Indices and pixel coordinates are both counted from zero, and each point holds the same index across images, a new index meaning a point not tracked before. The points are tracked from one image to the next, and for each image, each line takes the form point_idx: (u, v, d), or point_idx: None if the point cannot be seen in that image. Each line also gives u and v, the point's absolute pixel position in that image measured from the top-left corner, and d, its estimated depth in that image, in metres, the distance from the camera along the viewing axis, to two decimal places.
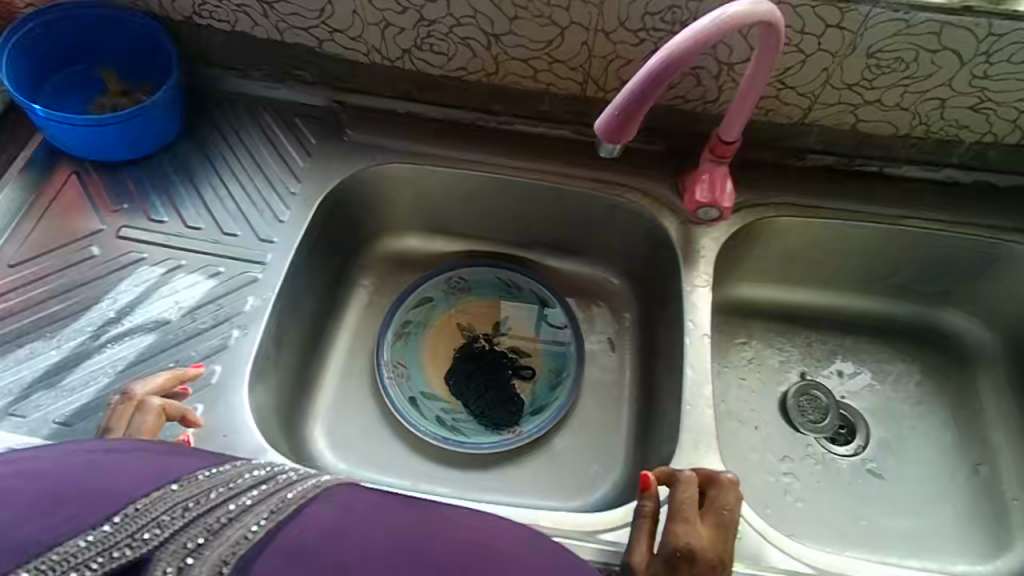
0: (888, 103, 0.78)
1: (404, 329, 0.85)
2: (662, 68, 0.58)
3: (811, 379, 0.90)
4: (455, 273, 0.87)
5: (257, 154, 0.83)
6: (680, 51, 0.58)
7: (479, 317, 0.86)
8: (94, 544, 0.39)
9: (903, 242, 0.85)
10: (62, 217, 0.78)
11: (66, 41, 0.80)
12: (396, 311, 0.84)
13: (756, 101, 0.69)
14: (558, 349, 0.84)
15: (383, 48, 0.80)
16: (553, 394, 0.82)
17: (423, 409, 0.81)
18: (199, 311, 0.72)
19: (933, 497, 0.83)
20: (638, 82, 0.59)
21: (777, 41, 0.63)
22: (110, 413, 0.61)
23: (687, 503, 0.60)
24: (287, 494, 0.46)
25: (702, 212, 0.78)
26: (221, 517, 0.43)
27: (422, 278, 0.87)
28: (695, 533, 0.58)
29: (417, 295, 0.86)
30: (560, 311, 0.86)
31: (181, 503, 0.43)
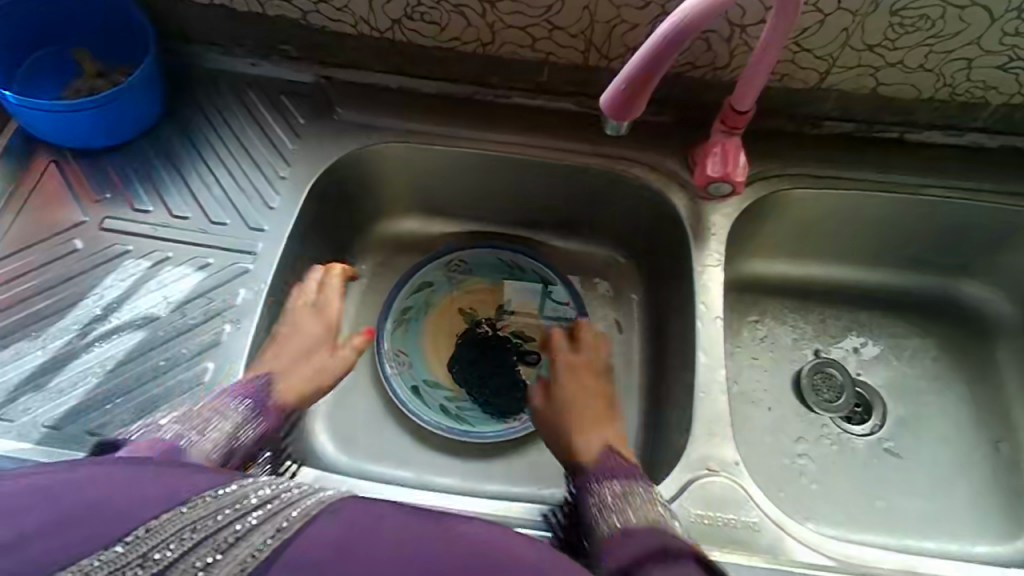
0: (911, 65, 0.73)
1: (403, 316, 0.82)
2: (673, 36, 0.53)
3: (825, 357, 0.87)
4: (455, 255, 0.84)
5: (243, 136, 0.79)
6: (693, 16, 0.53)
7: (482, 300, 0.83)
8: (105, 565, 0.38)
9: (923, 212, 0.81)
10: (42, 209, 0.74)
11: (36, 20, 0.75)
12: (394, 298, 0.82)
13: (772, 65, 0.64)
14: (564, 331, 0.82)
15: (370, 18, 0.75)
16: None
17: (426, 398, 0.78)
18: (189, 306, 0.69)
19: (951, 476, 0.81)
20: (647, 54, 0.54)
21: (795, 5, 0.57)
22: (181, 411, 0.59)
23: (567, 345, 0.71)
24: (293, 511, 0.43)
25: (713, 188, 0.74)
26: (228, 535, 0.41)
27: (420, 261, 0.84)
28: (574, 365, 0.70)
29: (416, 281, 0.83)
30: (563, 289, 0.83)
31: (189, 525, 0.41)
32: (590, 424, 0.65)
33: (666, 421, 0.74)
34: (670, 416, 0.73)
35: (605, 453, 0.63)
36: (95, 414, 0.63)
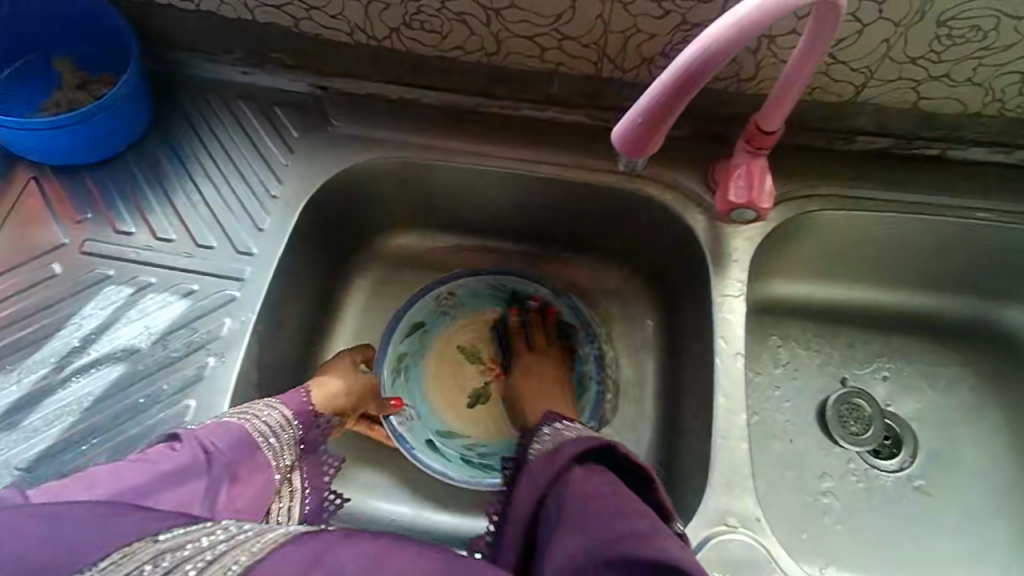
0: (958, 78, 0.66)
1: (399, 363, 0.77)
2: (694, 69, 0.47)
3: (854, 386, 0.82)
4: (444, 290, 0.79)
5: (233, 150, 0.75)
6: (718, 44, 0.47)
7: (480, 337, 0.79)
8: None
9: (964, 234, 0.75)
10: (19, 231, 0.70)
11: (15, 27, 0.71)
12: (388, 346, 0.77)
13: (799, 93, 0.59)
14: (574, 356, 0.78)
15: (367, 26, 0.69)
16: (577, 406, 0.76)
17: (443, 449, 0.74)
18: (172, 338, 0.65)
19: (988, 517, 0.76)
20: (665, 87, 0.48)
21: (829, 30, 0.52)
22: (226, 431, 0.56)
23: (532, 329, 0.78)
24: (263, 537, 0.42)
25: (736, 213, 0.68)
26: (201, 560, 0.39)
27: (406, 302, 0.79)
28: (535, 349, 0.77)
29: (407, 323, 0.78)
30: (569, 313, 0.79)
31: (162, 553, 0.39)
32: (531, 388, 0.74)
33: (682, 461, 0.69)
34: (685, 455, 0.68)
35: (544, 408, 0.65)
36: (71, 455, 0.60)
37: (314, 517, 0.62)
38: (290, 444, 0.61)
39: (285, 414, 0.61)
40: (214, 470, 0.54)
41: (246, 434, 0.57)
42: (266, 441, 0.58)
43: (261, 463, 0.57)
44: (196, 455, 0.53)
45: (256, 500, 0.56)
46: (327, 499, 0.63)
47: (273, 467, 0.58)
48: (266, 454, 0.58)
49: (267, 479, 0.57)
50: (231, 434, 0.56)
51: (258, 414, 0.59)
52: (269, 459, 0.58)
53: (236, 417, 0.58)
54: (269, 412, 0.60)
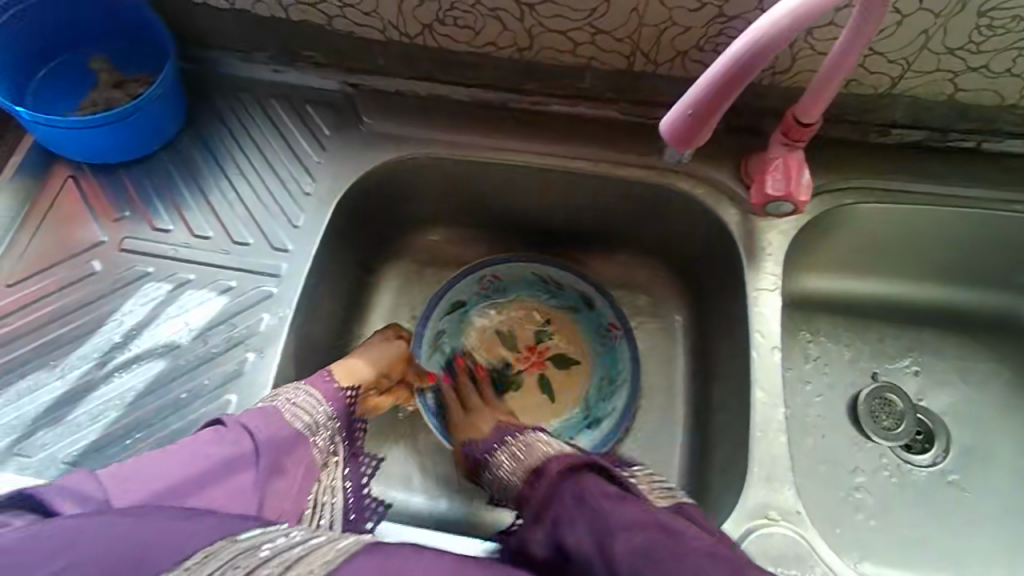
0: (997, 69, 0.66)
1: (437, 342, 0.78)
2: (744, 62, 0.47)
3: (885, 381, 0.81)
4: (488, 273, 0.79)
5: (266, 148, 0.75)
6: (769, 37, 0.46)
7: (518, 324, 0.80)
8: None
9: (998, 227, 0.74)
10: (58, 229, 0.71)
11: (52, 28, 0.72)
12: (427, 322, 0.77)
13: (837, 88, 0.59)
14: (609, 354, 0.77)
15: (400, 23, 0.70)
16: (608, 405, 0.75)
17: None
18: (211, 333, 0.66)
19: (1023, 512, 0.75)
20: (714, 80, 0.49)
21: (874, 24, 0.52)
22: (255, 411, 0.57)
23: (464, 379, 0.74)
24: (333, 547, 0.45)
25: (772, 207, 0.67)
26: (282, 560, 0.42)
27: (450, 279, 0.79)
28: (477, 396, 0.72)
29: (449, 303, 0.78)
30: (607, 309, 0.78)
31: (237, 556, 0.41)
32: (484, 416, 0.69)
33: (715, 456, 0.69)
34: (719, 450, 0.68)
35: (493, 434, 0.66)
36: (115, 450, 0.60)
37: (358, 503, 0.63)
38: (328, 426, 0.62)
39: (317, 398, 0.61)
40: (262, 452, 0.55)
41: (279, 412, 0.58)
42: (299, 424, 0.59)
43: (303, 450, 0.58)
44: (242, 442, 0.54)
45: (301, 486, 0.57)
46: (365, 471, 0.65)
47: (313, 448, 0.59)
48: (302, 436, 0.58)
49: (310, 464, 0.59)
50: (273, 418, 0.57)
51: (291, 399, 0.60)
52: (309, 445, 0.59)
53: (271, 403, 0.58)
54: (302, 397, 0.60)
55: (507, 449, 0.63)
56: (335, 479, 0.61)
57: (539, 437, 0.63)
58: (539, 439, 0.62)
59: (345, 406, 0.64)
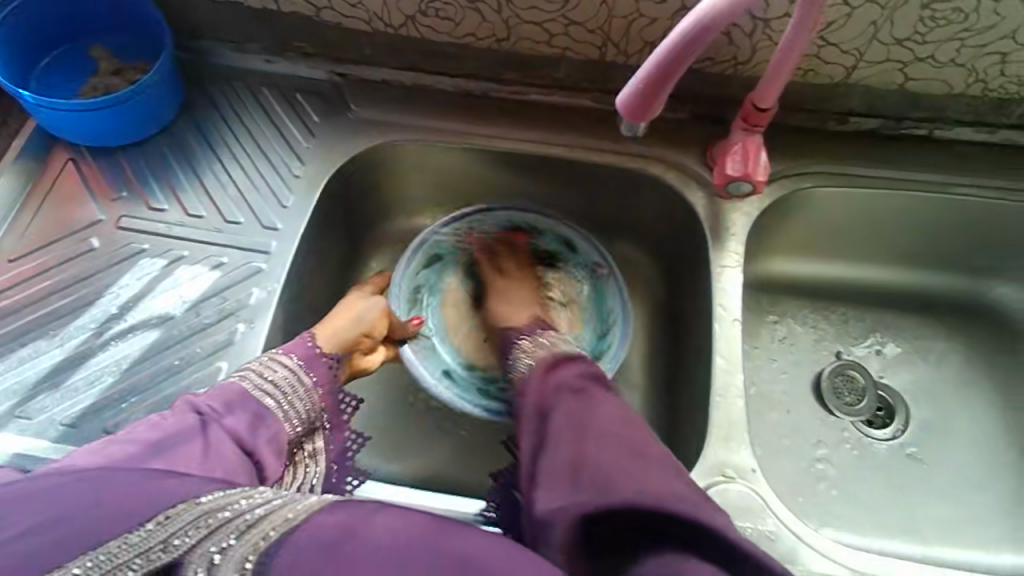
0: (942, 59, 0.70)
1: (417, 294, 0.79)
2: (692, 41, 0.51)
3: (848, 360, 0.85)
4: (464, 223, 0.80)
5: (257, 134, 0.79)
6: (714, 17, 0.51)
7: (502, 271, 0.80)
8: (132, 546, 0.43)
9: (950, 210, 0.78)
10: (59, 208, 0.75)
11: (56, 18, 0.76)
12: (405, 275, 0.79)
13: (788, 77, 0.64)
14: (596, 292, 0.78)
15: (385, 15, 0.74)
16: (603, 342, 0.76)
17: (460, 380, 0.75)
18: (204, 305, 0.69)
19: (976, 480, 0.78)
20: (664, 59, 0.53)
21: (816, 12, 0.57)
22: (223, 390, 0.60)
23: (502, 253, 0.79)
24: (295, 506, 0.47)
25: (733, 187, 0.72)
26: (240, 523, 0.45)
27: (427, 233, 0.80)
28: (504, 270, 0.78)
29: (426, 256, 0.80)
30: (588, 249, 0.79)
31: (201, 517, 0.45)
32: (519, 303, 0.74)
33: (681, 425, 0.72)
34: (684, 419, 0.72)
35: (530, 325, 0.70)
36: (111, 413, 0.64)
37: (340, 466, 0.66)
38: (307, 398, 0.64)
39: (295, 371, 0.64)
40: (229, 422, 0.58)
41: (238, 387, 0.60)
42: (266, 396, 0.61)
43: (268, 424, 0.60)
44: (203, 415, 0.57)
45: (269, 458, 0.59)
46: (349, 439, 0.67)
47: (282, 420, 0.62)
48: (267, 407, 0.61)
49: (277, 436, 0.60)
50: (236, 394, 0.60)
51: (261, 372, 0.63)
52: (278, 417, 0.61)
53: (236, 378, 0.61)
54: (274, 370, 0.63)
55: (526, 346, 0.67)
56: (316, 446, 0.65)
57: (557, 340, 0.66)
58: (555, 339, 0.66)
59: (326, 373, 0.66)
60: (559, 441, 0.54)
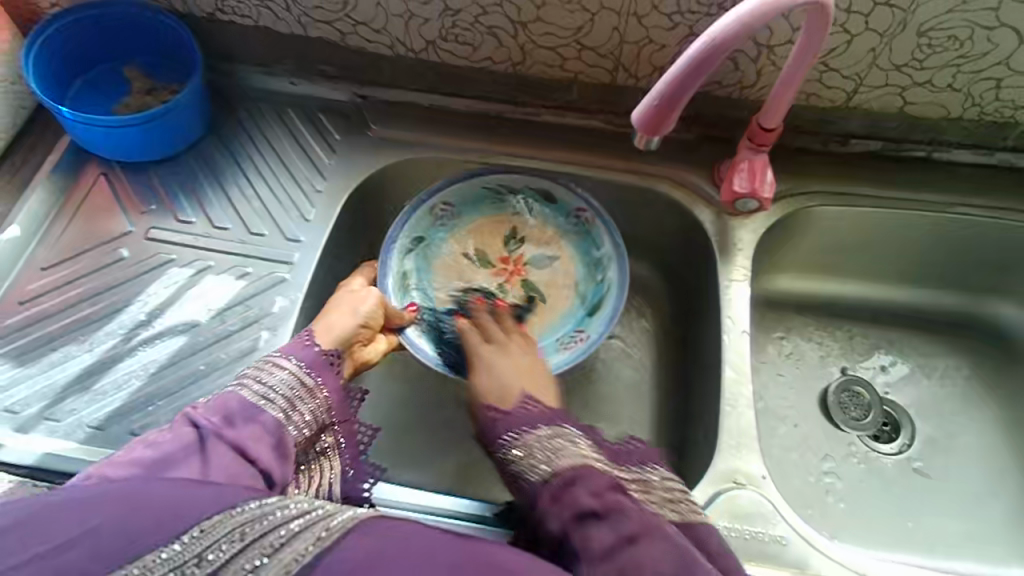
0: (939, 84, 0.74)
1: (404, 277, 0.78)
2: (704, 59, 0.55)
3: (852, 375, 0.86)
4: (435, 201, 0.79)
5: (281, 151, 0.82)
6: (723, 37, 0.54)
7: (484, 240, 0.81)
8: (167, 561, 0.43)
9: (950, 229, 0.81)
10: (90, 220, 0.78)
11: (93, 41, 0.80)
12: (391, 260, 0.77)
13: (790, 104, 0.68)
14: (585, 236, 0.79)
15: (407, 40, 0.78)
16: (602, 284, 0.78)
17: None
18: (228, 313, 0.72)
19: (983, 494, 0.79)
20: (678, 76, 0.56)
21: (819, 37, 0.60)
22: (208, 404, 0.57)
23: (495, 317, 0.71)
24: (330, 523, 0.48)
25: (740, 203, 0.75)
26: (275, 539, 0.46)
27: (400, 217, 0.78)
28: (489, 331, 0.69)
29: (405, 238, 0.78)
30: (568, 199, 0.79)
31: (237, 528, 0.46)
32: (513, 357, 0.66)
33: (691, 435, 0.73)
34: (694, 429, 0.73)
35: (519, 406, 0.60)
36: (137, 416, 0.66)
37: (356, 464, 0.65)
38: (311, 399, 0.62)
39: (294, 370, 0.62)
40: (228, 434, 0.55)
41: (234, 395, 0.58)
42: (266, 401, 0.59)
43: (270, 427, 0.57)
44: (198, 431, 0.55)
45: (274, 462, 0.56)
46: (359, 432, 0.66)
47: (284, 423, 0.59)
48: (265, 412, 0.58)
49: (281, 439, 0.58)
50: (235, 403, 0.57)
51: (260, 377, 0.60)
52: (280, 420, 0.59)
53: (234, 387, 0.59)
54: (274, 373, 0.61)
55: (529, 441, 0.57)
56: (328, 446, 0.64)
57: (566, 436, 0.57)
58: (568, 436, 0.57)
59: (328, 370, 0.64)
60: (596, 566, 0.48)
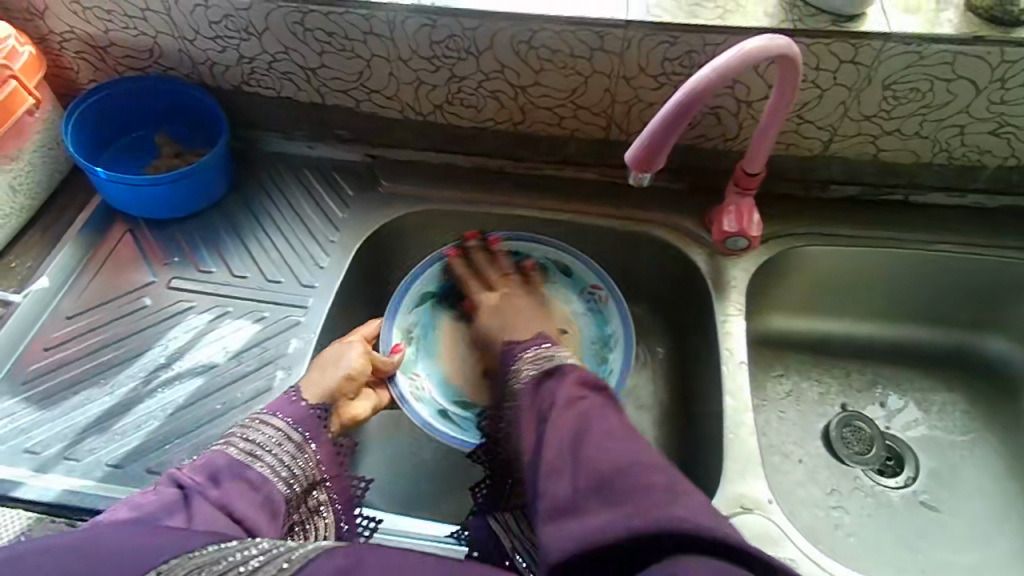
0: (908, 132, 0.80)
1: (411, 335, 0.82)
2: (687, 104, 0.61)
3: (853, 411, 0.88)
4: (454, 258, 0.83)
5: (298, 207, 0.88)
6: (702, 85, 0.61)
7: None
8: None
9: (933, 266, 0.85)
10: (114, 272, 0.82)
11: (127, 111, 0.87)
12: (397, 318, 0.81)
13: (768, 153, 0.74)
14: (596, 314, 0.82)
15: (416, 105, 0.85)
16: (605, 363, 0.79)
17: (456, 420, 0.76)
18: (245, 355, 0.75)
19: (991, 527, 0.80)
20: (664, 118, 0.62)
21: (790, 91, 0.67)
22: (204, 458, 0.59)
23: (475, 259, 0.82)
24: (289, 557, 0.47)
25: (731, 242, 0.80)
26: None
27: (416, 270, 0.83)
28: (488, 283, 0.79)
29: (417, 293, 0.83)
30: (587, 273, 0.83)
31: (196, 569, 0.45)
32: (504, 307, 0.74)
33: (698, 468, 0.75)
34: (700, 462, 0.75)
35: (532, 337, 0.67)
36: (155, 454, 0.68)
37: (348, 518, 0.66)
38: (299, 454, 0.63)
39: (282, 427, 0.64)
40: (214, 491, 0.56)
41: (227, 457, 0.59)
42: (256, 459, 0.60)
43: (254, 482, 0.59)
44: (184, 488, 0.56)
45: (261, 522, 0.57)
46: (353, 485, 0.67)
47: (273, 479, 0.60)
48: (250, 466, 0.59)
49: (270, 498, 0.59)
50: (220, 459, 0.59)
51: (246, 435, 0.62)
52: (266, 476, 0.60)
53: (221, 446, 0.60)
54: (261, 430, 0.62)
55: (529, 359, 0.64)
56: (320, 503, 0.65)
57: (555, 353, 0.64)
58: (552, 354, 0.63)
59: (316, 425, 0.66)
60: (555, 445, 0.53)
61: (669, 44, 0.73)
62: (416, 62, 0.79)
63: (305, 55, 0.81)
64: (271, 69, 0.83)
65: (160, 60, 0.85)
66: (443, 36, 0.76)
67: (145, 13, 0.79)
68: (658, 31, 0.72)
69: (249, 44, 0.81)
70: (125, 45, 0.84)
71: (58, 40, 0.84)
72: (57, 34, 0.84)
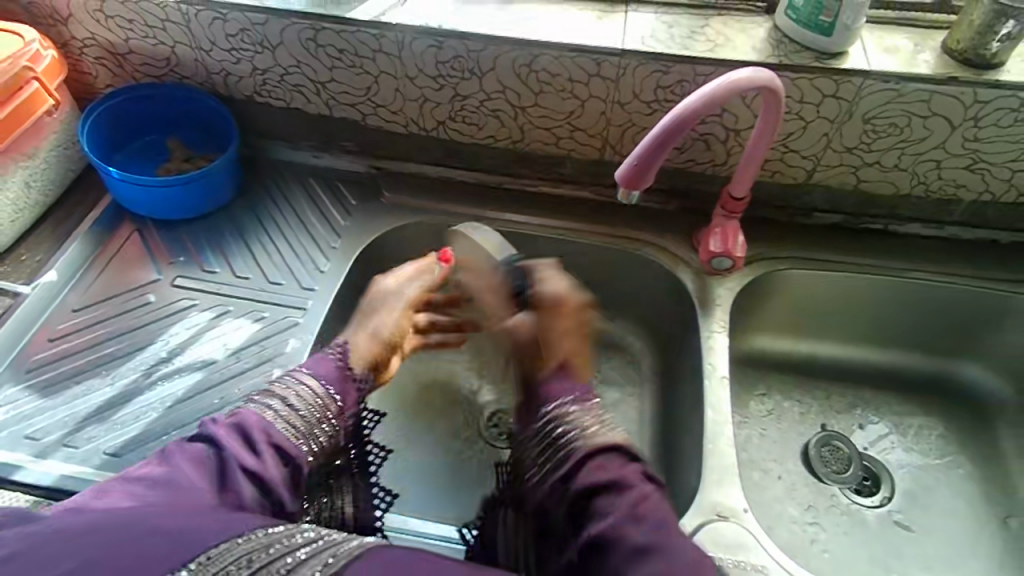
0: (887, 165, 0.84)
1: None
2: (675, 127, 0.65)
3: (832, 431, 0.90)
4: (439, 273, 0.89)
5: (302, 213, 0.91)
6: (690, 111, 0.65)
7: None
8: None
9: (910, 294, 0.89)
10: (120, 269, 0.84)
11: (141, 115, 0.90)
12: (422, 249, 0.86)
13: (753, 178, 0.78)
14: None
15: (420, 120, 0.88)
16: None
17: None
18: (244, 352, 0.78)
19: (962, 548, 0.82)
20: (653, 138, 0.65)
21: (774, 120, 0.71)
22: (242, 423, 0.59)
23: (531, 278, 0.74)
24: (334, 554, 0.49)
25: (715, 262, 0.83)
26: (281, 567, 0.46)
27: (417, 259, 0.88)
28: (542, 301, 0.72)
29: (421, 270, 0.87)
30: None
31: (245, 555, 0.46)
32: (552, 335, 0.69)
33: (678, 478, 0.77)
34: (681, 472, 0.77)
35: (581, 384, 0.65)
36: (152, 443, 0.70)
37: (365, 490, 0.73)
38: (329, 420, 0.64)
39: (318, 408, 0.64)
40: (249, 458, 0.57)
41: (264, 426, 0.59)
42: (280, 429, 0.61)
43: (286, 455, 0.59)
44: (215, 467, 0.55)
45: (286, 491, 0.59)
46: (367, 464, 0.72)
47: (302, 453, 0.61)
48: (282, 434, 0.60)
49: (296, 467, 0.60)
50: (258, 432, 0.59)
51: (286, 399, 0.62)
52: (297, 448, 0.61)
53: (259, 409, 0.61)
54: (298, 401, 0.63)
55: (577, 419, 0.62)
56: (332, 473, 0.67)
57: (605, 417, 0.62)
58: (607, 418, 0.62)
59: (348, 399, 0.67)
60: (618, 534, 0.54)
61: (662, 73, 0.77)
62: (421, 80, 0.83)
63: (316, 69, 0.85)
64: (282, 81, 0.87)
65: (176, 69, 0.89)
66: (448, 57, 0.80)
67: (165, 24, 0.83)
68: (652, 60, 0.76)
69: (263, 57, 0.85)
70: (144, 53, 0.87)
71: (79, 46, 0.88)
72: (79, 40, 0.87)
